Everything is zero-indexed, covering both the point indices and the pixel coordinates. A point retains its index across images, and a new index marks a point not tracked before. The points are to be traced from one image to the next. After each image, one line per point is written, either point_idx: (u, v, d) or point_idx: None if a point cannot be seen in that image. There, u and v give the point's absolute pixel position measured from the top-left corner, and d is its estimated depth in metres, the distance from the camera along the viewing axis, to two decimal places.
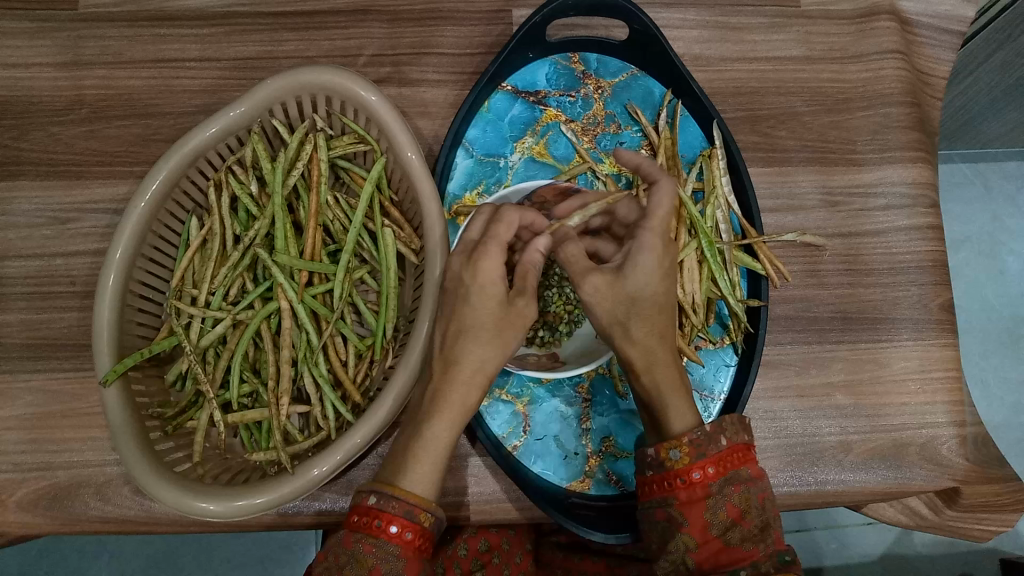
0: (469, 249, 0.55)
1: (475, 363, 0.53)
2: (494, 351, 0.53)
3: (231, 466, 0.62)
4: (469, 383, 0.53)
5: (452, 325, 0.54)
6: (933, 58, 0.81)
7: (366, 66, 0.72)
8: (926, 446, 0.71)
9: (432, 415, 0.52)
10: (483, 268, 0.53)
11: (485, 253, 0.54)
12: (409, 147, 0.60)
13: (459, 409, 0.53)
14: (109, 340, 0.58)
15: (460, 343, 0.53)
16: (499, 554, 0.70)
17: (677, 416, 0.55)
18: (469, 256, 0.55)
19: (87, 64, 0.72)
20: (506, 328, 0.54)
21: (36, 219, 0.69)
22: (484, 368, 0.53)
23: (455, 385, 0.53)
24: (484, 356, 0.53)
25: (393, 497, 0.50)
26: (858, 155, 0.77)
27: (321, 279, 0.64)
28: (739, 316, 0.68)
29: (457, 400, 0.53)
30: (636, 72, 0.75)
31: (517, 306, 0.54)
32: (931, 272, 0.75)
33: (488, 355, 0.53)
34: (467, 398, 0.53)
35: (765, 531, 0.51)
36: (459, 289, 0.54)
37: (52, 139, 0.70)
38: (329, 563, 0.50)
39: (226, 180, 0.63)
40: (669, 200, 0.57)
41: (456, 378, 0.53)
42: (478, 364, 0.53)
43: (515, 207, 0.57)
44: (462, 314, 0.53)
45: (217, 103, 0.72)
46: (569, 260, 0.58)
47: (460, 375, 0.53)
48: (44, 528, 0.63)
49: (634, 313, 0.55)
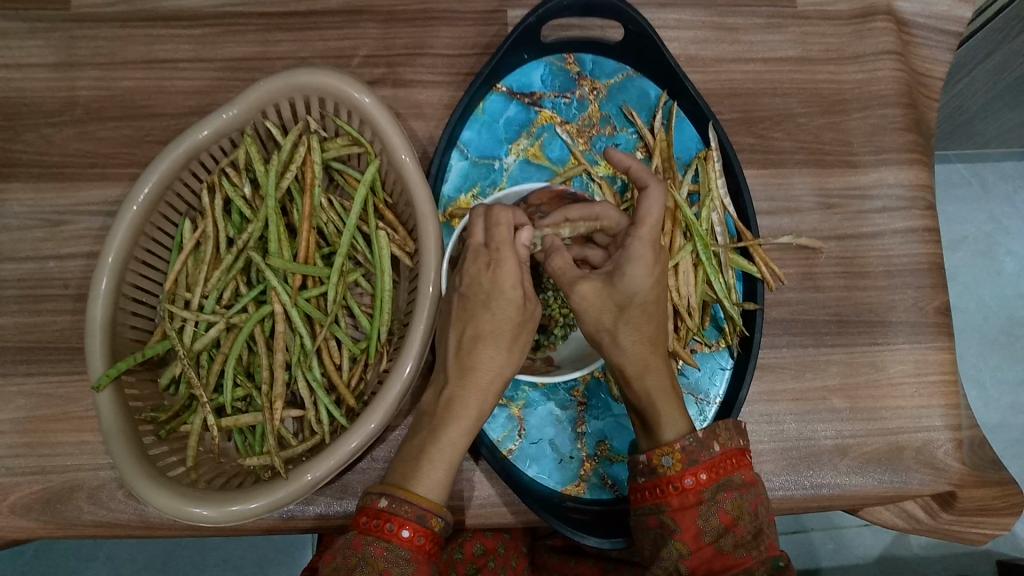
0: (483, 257, 0.55)
1: (493, 369, 0.55)
2: (510, 357, 0.56)
3: (225, 470, 0.62)
4: (487, 388, 0.55)
5: (468, 331, 0.56)
6: (930, 59, 0.80)
7: (360, 67, 0.72)
8: (922, 449, 0.71)
9: (449, 419, 0.54)
10: (501, 276, 0.55)
11: (500, 262, 0.55)
12: (402, 148, 0.60)
13: (477, 415, 0.55)
14: (101, 344, 0.58)
15: (477, 350, 0.55)
16: (494, 558, 0.70)
17: (669, 423, 0.55)
18: (486, 266, 0.55)
19: (79, 65, 0.71)
20: (523, 332, 0.57)
21: (28, 222, 0.69)
22: (502, 373, 0.56)
23: (471, 391, 0.55)
24: (501, 362, 0.56)
25: (406, 501, 0.51)
26: (855, 157, 0.76)
27: (315, 282, 0.64)
28: (734, 319, 0.68)
29: (474, 405, 0.55)
30: (632, 73, 0.74)
31: (529, 310, 0.57)
32: (927, 275, 0.75)
33: (505, 361, 0.56)
34: (484, 403, 0.56)
35: (758, 537, 0.51)
36: (477, 294, 0.55)
37: (45, 141, 0.70)
38: (337, 564, 0.49)
39: (219, 183, 0.63)
40: (659, 206, 0.56)
41: (474, 383, 0.55)
42: (497, 369, 0.55)
43: (507, 205, 0.56)
44: (481, 319, 0.55)
45: (211, 104, 0.71)
46: (557, 271, 0.58)
47: (478, 380, 0.55)
48: (38, 532, 0.63)
49: (623, 321, 0.56)
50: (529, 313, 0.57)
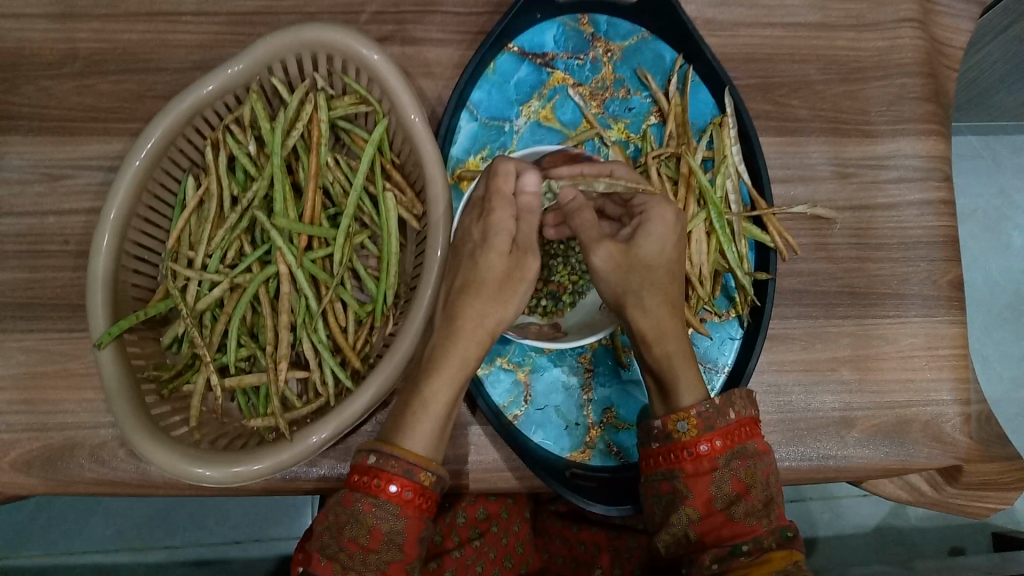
0: (479, 207, 0.57)
1: (476, 318, 0.55)
2: (494, 307, 0.56)
3: (228, 431, 0.61)
4: (469, 338, 0.55)
5: (457, 281, 0.56)
6: (951, 28, 0.78)
7: (368, 24, 0.70)
8: (930, 423, 0.70)
9: (432, 369, 0.54)
10: (492, 222, 0.56)
11: (493, 209, 0.56)
12: (412, 109, 0.58)
13: (460, 364, 0.54)
14: (102, 301, 0.56)
15: (464, 298, 0.55)
16: (497, 523, 0.70)
17: (687, 389, 0.55)
18: (480, 214, 0.57)
19: (79, 16, 0.69)
20: (509, 285, 0.56)
21: (28, 175, 0.67)
22: (485, 325, 0.55)
23: (457, 340, 0.54)
24: (485, 312, 0.56)
25: (392, 456, 0.50)
26: (872, 127, 0.75)
27: (321, 244, 0.62)
28: (745, 289, 0.67)
29: (458, 353, 0.54)
30: (647, 36, 0.72)
31: (523, 263, 0.57)
32: (941, 248, 0.74)
33: (489, 311, 0.55)
34: (468, 352, 0.54)
35: (768, 506, 0.52)
36: (467, 245, 0.57)
37: (45, 93, 0.68)
38: (330, 523, 0.51)
39: (223, 140, 0.61)
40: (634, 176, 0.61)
41: (458, 333, 0.54)
42: (478, 319, 0.55)
43: (511, 158, 0.57)
44: (466, 270, 0.56)
45: (214, 59, 0.69)
46: (580, 226, 0.57)
47: (464, 328, 0.55)
48: (38, 490, 0.63)
49: (647, 282, 0.55)
50: (519, 262, 0.57)
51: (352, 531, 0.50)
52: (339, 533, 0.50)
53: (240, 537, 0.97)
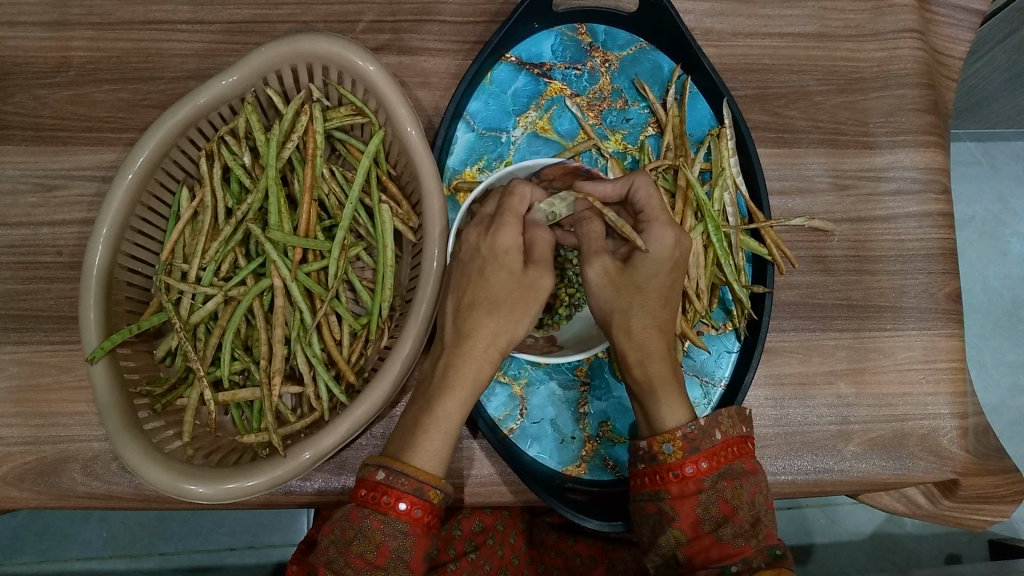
0: (485, 223, 0.56)
1: (490, 335, 0.53)
2: (508, 325, 0.53)
3: (221, 445, 0.61)
4: (482, 357, 0.53)
5: (466, 297, 0.54)
6: (949, 38, 0.77)
7: (364, 33, 0.69)
8: (926, 437, 0.70)
9: (445, 389, 0.52)
10: (502, 238, 0.54)
11: (503, 224, 0.54)
12: (409, 121, 0.57)
13: (472, 382, 0.53)
14: (95, 316, 0.56)
15: (475, 316, 0.53)
16: (493, 535, 0.70)
17: (669, 412, 0.54)
18: (486, 230, 0.55)
19: (74, 24, 0.68)
20: (522, 302, 0.54)
21: (21, 185, 0.67)
22: (497, 343, 0.54)
23: (467, 360, 0.53)
24: (497, 329, 0.53)
25: (403, 473, 0.50)
26: (870, 138, 0.74)
27: (316, 256, 0.62)
28: (742, 302, 0.67)
29: (471, 372, 0.53)
30: (645, 46, 0.72)
31: (530, 278, 0.54)
32: (939, 260, 0.74)
33: (504, 329, 0.53)
34: (481, 371, 0.53)
35: (756, 526, 0.52)
36: (474, 261, 0.54)
37: (38, 102, 0.68)
38: (336, 537, 0.50)
39: (218, 151, 0.61)
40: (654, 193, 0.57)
41: (469, 351, 0.53)
42: (492, 337, 0.53)
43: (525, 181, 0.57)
44: (477, 289, 0.54)
45: (210, 68, 0.69)
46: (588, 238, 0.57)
47: (476, 347, 0.53)
48: (30, 503, 0.62)
49: (637, 303, 0.54)
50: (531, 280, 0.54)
51: (360, 547, 0.49)
52: (347, 548, 0.50)
53: (235, 544, 0.96)
